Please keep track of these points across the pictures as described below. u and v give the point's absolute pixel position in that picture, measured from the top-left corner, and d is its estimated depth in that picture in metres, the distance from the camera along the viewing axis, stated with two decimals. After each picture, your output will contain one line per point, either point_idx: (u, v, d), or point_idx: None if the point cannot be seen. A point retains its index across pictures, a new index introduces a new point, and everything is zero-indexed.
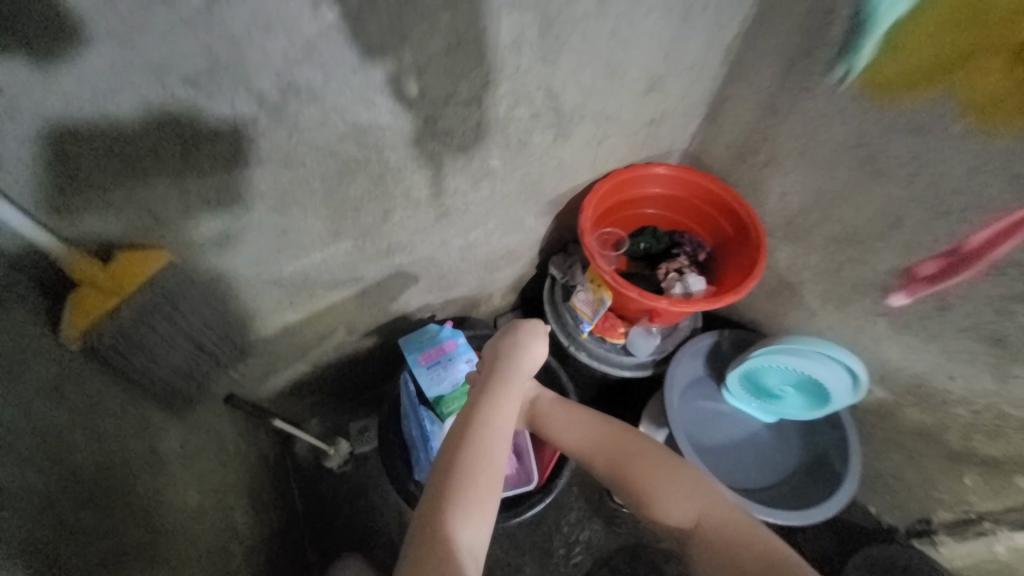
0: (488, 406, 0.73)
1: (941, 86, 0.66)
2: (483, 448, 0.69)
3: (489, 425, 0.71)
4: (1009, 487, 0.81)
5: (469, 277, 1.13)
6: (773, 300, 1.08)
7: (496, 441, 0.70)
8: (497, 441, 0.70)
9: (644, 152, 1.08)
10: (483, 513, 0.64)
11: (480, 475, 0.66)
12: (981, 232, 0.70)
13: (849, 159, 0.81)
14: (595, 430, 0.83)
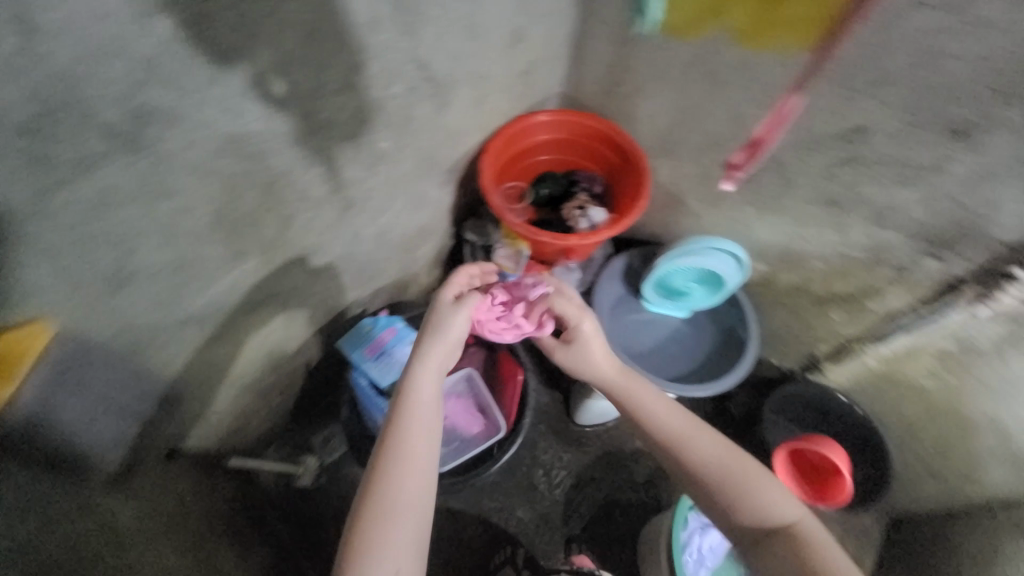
0: (415, 400, 0.69)
1: (706, 29, 0.85)
2: (410, 465, 0.64)
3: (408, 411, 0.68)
4: (861, 312, 1.03)
5: (389, 262, 1.14)
6: (664, 213, 1.21)
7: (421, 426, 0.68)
8: (422, 447, 0.66)
9: (524, 102, 1.12)
10: (420, 490, 0.64)
11: (404, 487, 0.63)
12: (767, 116, 0.89)
13: (695, 74, 0.92)
14: (688, 425, 0.74)
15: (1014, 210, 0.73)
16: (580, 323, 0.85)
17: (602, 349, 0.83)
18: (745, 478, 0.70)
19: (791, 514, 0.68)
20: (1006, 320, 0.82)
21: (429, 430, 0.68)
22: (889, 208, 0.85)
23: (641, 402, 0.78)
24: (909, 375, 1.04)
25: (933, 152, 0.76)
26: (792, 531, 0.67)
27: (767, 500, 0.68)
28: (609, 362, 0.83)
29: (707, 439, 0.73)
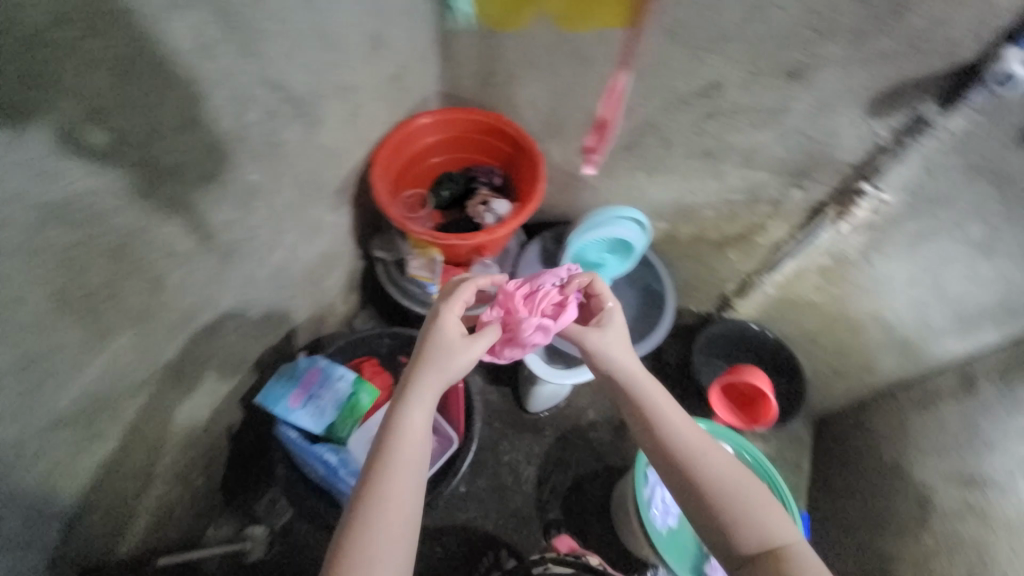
0: (408, 439, 0.62)
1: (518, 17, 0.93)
2: (395, 497, 0.59)
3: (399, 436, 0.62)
4: (753, 249, 1.13)
5: (295, 298, 1.06)
6: (565, 191, 1.24)
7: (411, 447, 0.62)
8: (406, 496, 0.60)
9: (401, 106, 1.08)
10: (400, 523, 0.58)
11: (380, 544, 0.57)
12: (606, 99, 0.99)
13: (563, 53, 0.95)
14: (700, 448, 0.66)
15: (851, 133, 0.83)
16: (610, 312, 0.77)
17: (624, 342, 0.74)
18: (753, 505, 0.63)
19: (789, 538, 0.63)
20: (865, 228, 0.94)
21: (416, 474, 0.61)
22: (753, 151, 0.93)
23: (660, 407, 0.68)
24: (803, 294, 1.15)
25: (777, 96, 0.84)
26: (784, 558, 0.61)
27: (767, 526, 0.63)
28: (632, 360, 0.72)
29: (724, 461, 0.66)
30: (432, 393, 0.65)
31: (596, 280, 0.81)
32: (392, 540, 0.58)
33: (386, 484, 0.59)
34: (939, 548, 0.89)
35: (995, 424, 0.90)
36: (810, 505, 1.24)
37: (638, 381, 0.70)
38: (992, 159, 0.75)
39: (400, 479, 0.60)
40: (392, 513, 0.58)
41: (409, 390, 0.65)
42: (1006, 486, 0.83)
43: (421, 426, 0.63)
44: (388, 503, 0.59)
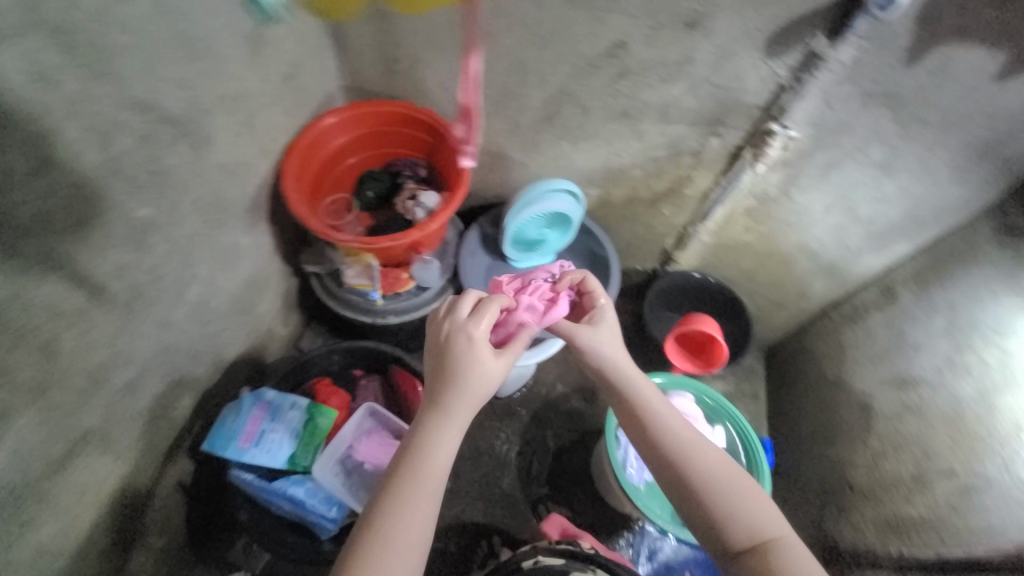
0: (424, 460, 0.65)
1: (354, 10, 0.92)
2: (410, 510, 0.62)
3: (418, 447, 0.65)
4: (684, 201, 1.15)
5: (225, 332, 0.99)
6: (495, 172, 1.21)
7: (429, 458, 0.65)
8: (422, 516, 0.63)
9: (302, 108, 1.01)
10: (411, 535, 0.62)
11: (396, 565, 0.60)
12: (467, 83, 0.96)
13: (462, 29, 0.91)
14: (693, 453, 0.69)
15: (754, 76, 0.85)
16: (603, 309, 0.80)
17: (619, 342, 0.78)
18: (743, 496, 0.67)
19: (779, 522, 0.67)
20: (780, 165, 0.98)
21: (432, 493, 0.64)
22: (667, 106, 0.94)
23: (653, 406, 0.73)
24: (736, 237, 1.19)
25: (681, 48, 0.84)
26: (771, 547, 0.65)
27: (755, 516, 0.66)
28: (625, 361, 0.76)
29: (715, 457, 0.70)
30: (447, 406, 0.66)
31: (587, 276, 0.83)
32: (405, 559, 0.61)
33: (403, 505, 0.62)
34: (882, 448, 0.98)
35: (920, 327, 0.98)
36: (770, 431, 1.32)
37: (633, 379, 0.75)
38: (883, 84, 0.79)
39: (416, 498, 0.63)
40: (406, 532, 0.61)
41: (426, 410, 0.67)
42: (937, 384, 0.91)
43: (437, 445, 0.65)
44: (404, 524, 0.62)
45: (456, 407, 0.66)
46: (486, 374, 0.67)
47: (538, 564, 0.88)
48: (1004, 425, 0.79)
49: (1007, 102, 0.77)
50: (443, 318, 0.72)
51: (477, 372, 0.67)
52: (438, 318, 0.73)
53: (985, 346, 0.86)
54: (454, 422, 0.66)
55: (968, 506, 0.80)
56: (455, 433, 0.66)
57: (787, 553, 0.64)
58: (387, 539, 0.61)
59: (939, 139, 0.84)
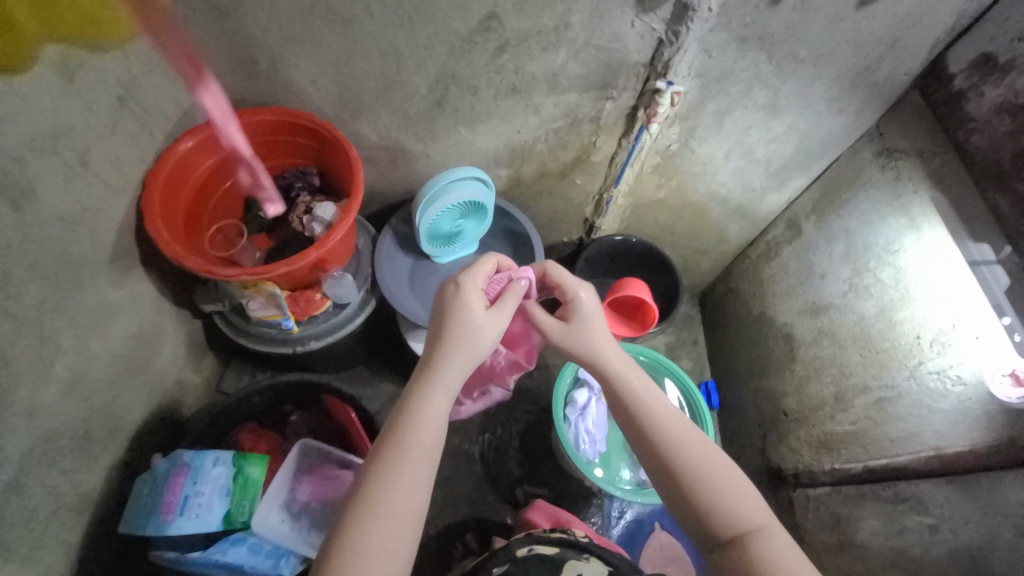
0: (417, 429, 0.66)
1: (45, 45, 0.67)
2: (407, 472, 0.63)
3: (420, 404, 0.68)
4: (594, 168, 1.13)
5: (118, 399, 0.89)
6: (397, 168, 1.13)
7: (430, 416, 0.67)
8: (413, 488, 0.63)
9: (153, 132, 0.88)
10: (407, 496, 0.62)
11: (384, 532, 0.60)
12: (215, 109, 0.91)
13: (318, 19, 0.81)
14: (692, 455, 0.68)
15: (633, 34, 0.83)
16: (579, 298, 0.80)
17: (610, 336, 0.79)
18: (735, 486, 0.67)
19: (760, 500, 0.67)
20: (676, 119, 0.97)
21: (424, 461, 0.64)
22: (555, 75, 0.90)
23: (650, 402, 0.73)
24: (650, 195, 1.19)
25: (553, 13, 0.79)
26: (754, 536, 0.64)
27: (743, 504, 0.66)
28: (619, 358, 0.77)
29: (712, 455, 0.69)
30: (450, 366, 0.70)
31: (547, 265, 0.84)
32: (397, 528, 0.61)
33: (394, 476, 0.62)
34: (807, 373, 1.04)
35: (824, 256, 1.03)
36: (713, 374, 1.37)
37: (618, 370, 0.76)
38: (755, 26, 0.79)
39: (407, 466, 0.63)
40: (397, 505, 0.61)
41: (422, 378, 0.70)
42: (844, 307, 0.96)
43: (431, 410, 0.67)
44: (394, 494, 0.62)
45: (451, 374, 0.70)
46: (480, 338, 0.72)
47: (534, 552, 0.86)
48: (907, 337, 0.83)
49: (869, 28, 0.79)
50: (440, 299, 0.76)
51: (464, 333, 0.71)
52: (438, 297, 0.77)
53: (879, 266, 0.90)
54: (444, 389, 0.69)
55: (888, 417, 0.85)
56: (443, 398, 0.69)
57: (766, 541, 0.64)
58: (383, 505, 0.61)
59: (814, 74, 0.86)
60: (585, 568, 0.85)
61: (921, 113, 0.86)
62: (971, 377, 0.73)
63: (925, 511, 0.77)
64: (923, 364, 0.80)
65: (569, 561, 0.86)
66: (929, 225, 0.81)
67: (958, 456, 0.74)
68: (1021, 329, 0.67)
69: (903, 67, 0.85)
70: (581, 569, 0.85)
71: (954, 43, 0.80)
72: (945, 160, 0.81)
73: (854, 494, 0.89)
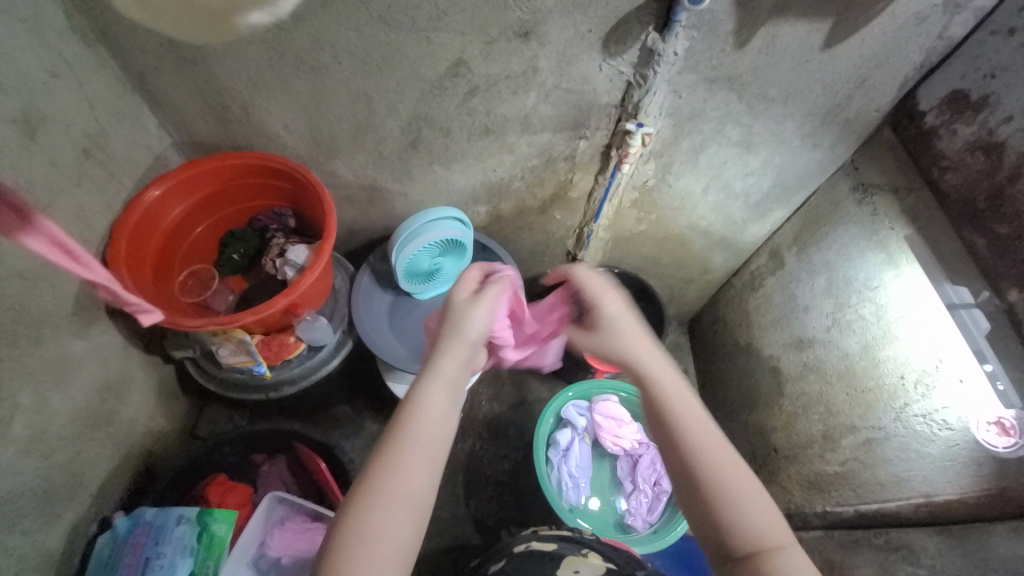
0: (430, 409, 0.59)
1: None
2: (414, 455, 0.56)
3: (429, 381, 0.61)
4: (572, 204, 1.12)
5: (80, 454, 0.85)
6: (375, 207, 1.12)
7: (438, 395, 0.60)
8: (424, 470, 0.56)
9: (121, 180, 0.88)
10: (414, 482, 0.55)
11: (383, 519, 0.53)
12: (56, 258, 0.76)
13: (287, 68, 0.81)
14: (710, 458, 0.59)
15: (601, 77, 0.83)
16: (602, 305, 0.71)
17: (634, 328, 0.68)
18: (752, 490, 0.58)
19: (777, 509, 0.58)
20: (651, 157, 0.96)
21: (436, 449, 0.58)
22: (526, 116, 0.90)
23: (670, 403, 0.61)
24: (631, 229, 1.17)
25: (521, 59, 0.79)
26: (773, 549, 0.56)
27: (761, 512, 0.57)
28: (642, 344, 0.66)
29: (731, 461, 0.59)
30: (455, 346, 0.63)
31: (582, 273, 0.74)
32: (399, 519, 0.54)
33: (404, 457, 0.56)
34: (795, 409, 1.01)
35: (806, 289, 1.02)
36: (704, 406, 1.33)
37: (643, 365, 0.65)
38: (722, 68, 0.79)
39: (412, 450, 0.56)
40: (405, 487, 0.54)
41: (442, 354, 0.63)
42: (829, 343, 0.94)
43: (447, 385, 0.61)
44: (399, 478, 0.55)
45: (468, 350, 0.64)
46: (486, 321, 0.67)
47: (532, 549, 0.82)
48: (892, 377, 0.81)
49: (836, 68, 0.79)
50: (459, 283, 0.72)
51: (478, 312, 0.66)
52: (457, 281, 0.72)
53: (861, 301, 0.88)
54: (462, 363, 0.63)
55: (876, 459, 0.83)
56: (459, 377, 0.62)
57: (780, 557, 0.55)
58: (385, 490, 0.54)
59: (785, 111, 0.86)
60: (582, 565, 0.81)
61: (895, 149, 0.86)
62: (957, 422, 0.71)
63: (919, 564, 0.74)
64: (909, 406, 0.78)
65: (566, 557, 0.82)
66: (908, 262, 0.80)
67: (947, 505, 0.72)
68: (1003, 377, 0.65)
69: (873, 105, 0.85)
70: (578, 566, 0.81)
71: (923, 81, 0.80)
72: (920, 196, 0.80)
73: (847, 541, 0.87)
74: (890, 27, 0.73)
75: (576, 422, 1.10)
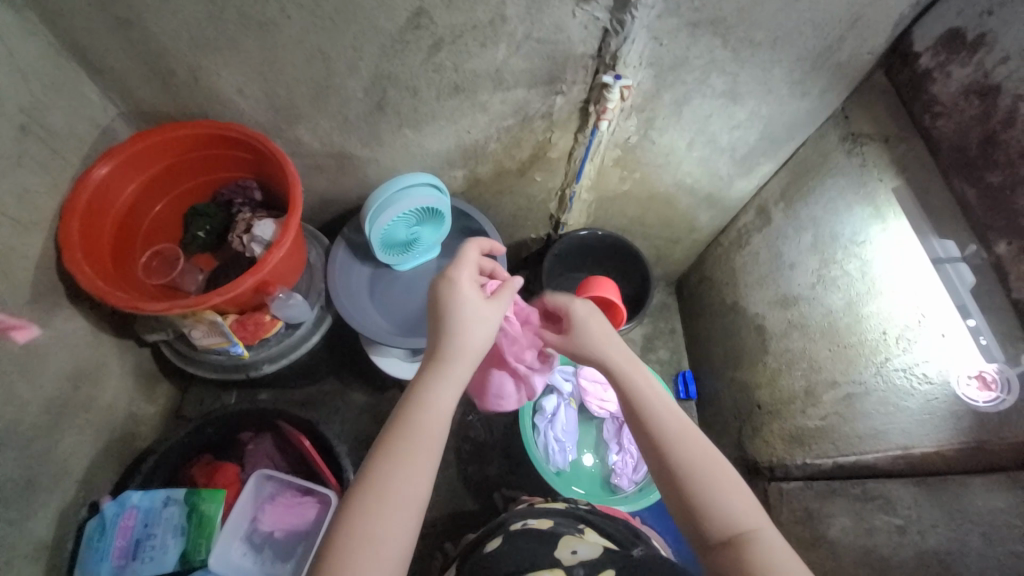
0: (426, 411, 0.59)
1: None
2: (413, 453, 0.57)
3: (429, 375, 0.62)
4: (553, 165, 1.06)
5: (60, 442, 0.84)
6: (346, 175, 1.06)
7: (437, 393, 0.61)
8: (420, 471, 0.56)
9: (66, 157, 0.82)
10: (412, 478, 0.56)
11: (381, 518, 0.53)
12: None
13: (231, 25, 0.74)
14: (682, 439, 0.60)
15: (575, 24, 0.77)
16: (572, 309, 0.73)
17: (602, 332, 0.71)
18: (722, 477, 0.58)
19: (751, 493, 0.58)
20: (633, 111, 0.91)
21: (430, 444, 0.58)
22: (498, 71, 0.84)
23: (648, 400, 0.63)
24: (615, 188, 1.12)
25: (487, 6, 0.73)
26: (751, 535, 0.55)
27: (736, 496, 0.57)
28: (610, 347, 0.69)
29: (696, 443, 0.60)
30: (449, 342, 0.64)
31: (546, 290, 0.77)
32: (397, 517, 0.54)
33: (399, 458, 0.56)
34: (778, 365, 1.01)
35: (792, 245, 1.00)
36: (690, 363, 1.34)
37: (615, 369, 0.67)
38: (705, 10, 0.73)
39: (412, 447, 0.57)
40: (402, 489, 0.55)
41: (431, 354, 0.64)
42: (813, 300, 0.93)
43: (440, 391, 0.61)
44: (399, 474, 0.55)
45: (466, 347, 0.63)
46: (473, 310, 0.66)
47: (528, 525, 0.80)
48: (875, 333, 0.80)
49: (827, 7, 0.73)
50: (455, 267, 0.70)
51: (474, 303, 0.66)
52: (447, 269, 0.70)
53: (846, 257, 0.86)
54: (461, 356, 0.63)
55: (856, 414, 0.84)
56: (455, 378, 0.62)
57: (762, 546, 0.54)
58: (384, 488, 0.55)
59: (773, 57, 0.81)
60: (580, 543, 0.76)
61: (886, 95, 0.81)
62: (937, 376, 0.71)
63: (895, 513, 0.76)
64: (890, 360, 0.78)
65: (564, 536, 0.78)
66: (894, 215, 0.77)
67: (924, 457, 0.73)
68: (987, 332, 0.65)
69: (865, 47, 0.80)
70: (575, 544, 0.75)
71: (919, 20, 0.75)
72: (911, 145, 0.77)
73: (825, 490, 0.89)
74: None
75: (562, 388, 1.11)
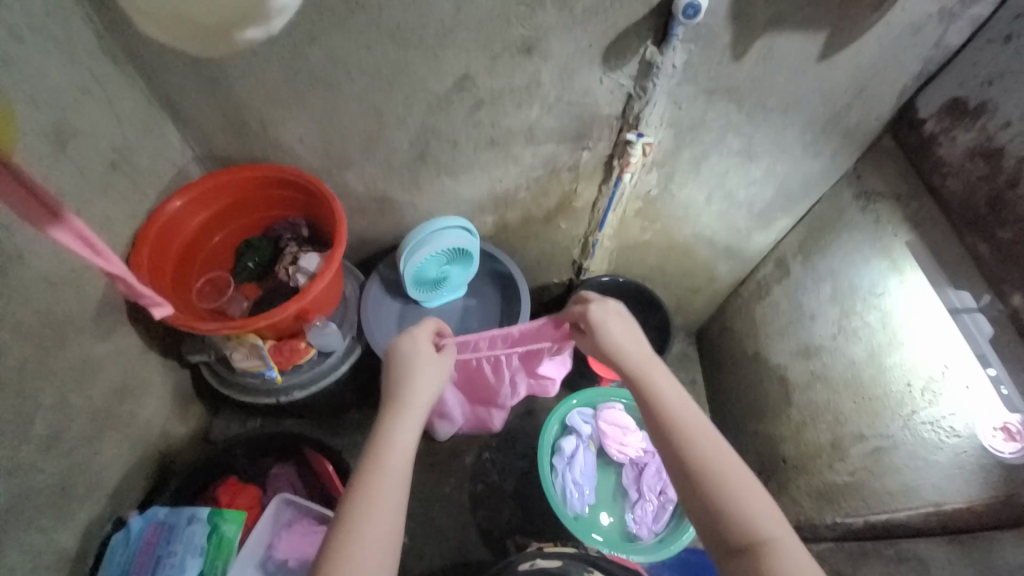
0: (391, 453, 0.63)
1: None
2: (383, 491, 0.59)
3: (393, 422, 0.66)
4: (577, 213, 1.13)
5: (98, 453, 0.88)
6: (385, 216, 1.14)
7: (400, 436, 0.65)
8: (390, 515, 0.58)
9: (144, 190, 0.92)
10: (386, 517, 0.58)
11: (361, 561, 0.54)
12: (75, 247, 0.75)
13: (303, 85, 0.85)
14: (698, 434, 0.62)
15: (603, 89, 0.86)
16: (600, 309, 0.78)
17: (623, 331, 0.75)
18: (744, 480, 0.59)
19: (771, 502, 0.58)
20: (653, 166, 0.98)
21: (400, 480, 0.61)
22: (531, 128, 0.93)
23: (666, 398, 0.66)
24: (636, 238, 1.18)
25: (524, 73, 0.83)
26: (776, 544, 0.55)
27: (756, 502, 0.57)
28: (631, 346, 0.73)
29: (713, 446, 0.61)
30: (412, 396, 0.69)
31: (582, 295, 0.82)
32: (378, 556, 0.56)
33: (371, 497, 0.58)
34: (803, 418, 1.00)
35: (811, 297, 1.02)
36: (712, 416, 1.31)
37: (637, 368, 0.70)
38: (720, 80, 0.81)
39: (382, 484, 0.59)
40: (378, 530, 0.56)
41: (396, 403, 0.68)
42: (835, 350, 0.93)
43: (402, 437, 0.65)
44: (373, 516, 0.57)
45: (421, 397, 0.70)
46: (427, 367, 0.73)
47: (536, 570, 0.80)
48: (899, 385, 0.80)
49: (833, 78, 0.81)
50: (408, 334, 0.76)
51: (423, 360, 0.73)
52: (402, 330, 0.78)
53: (866, 309, 0.88)
54: (415, 414, 0.69)
55: (885, 468, 0.82)
56: (412, 425, 0.67)
57: (780, 553, 0.54)
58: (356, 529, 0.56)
59: (785, 121, 0.88)
60: None
61: (895, 157, 0.86)
62: (965, 428, 0.70)
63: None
64: (917, 413, 0.77)
65: None
66: (911, 267, 0.80)
67: (957, 513, 0.70)
68: (1007, 382, 0.64)
69: (872, 113, 0.86)
70: None
71: (922, 89, 0.82)
72: (922, 203, 0.80)
73: (857, 552, 0.85)
74: (886, 36, 0.75)
75: (581, 430, 1.11)
